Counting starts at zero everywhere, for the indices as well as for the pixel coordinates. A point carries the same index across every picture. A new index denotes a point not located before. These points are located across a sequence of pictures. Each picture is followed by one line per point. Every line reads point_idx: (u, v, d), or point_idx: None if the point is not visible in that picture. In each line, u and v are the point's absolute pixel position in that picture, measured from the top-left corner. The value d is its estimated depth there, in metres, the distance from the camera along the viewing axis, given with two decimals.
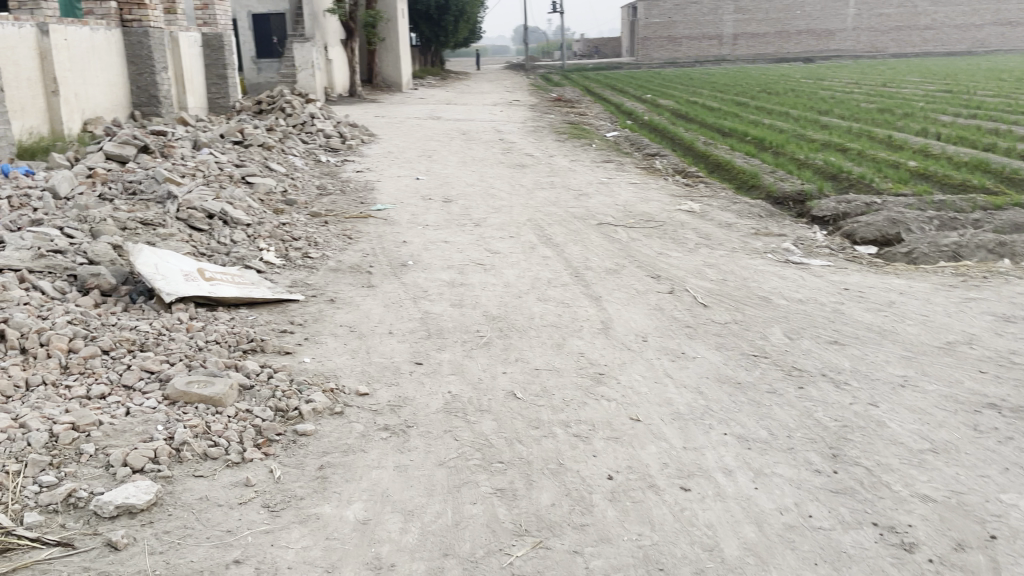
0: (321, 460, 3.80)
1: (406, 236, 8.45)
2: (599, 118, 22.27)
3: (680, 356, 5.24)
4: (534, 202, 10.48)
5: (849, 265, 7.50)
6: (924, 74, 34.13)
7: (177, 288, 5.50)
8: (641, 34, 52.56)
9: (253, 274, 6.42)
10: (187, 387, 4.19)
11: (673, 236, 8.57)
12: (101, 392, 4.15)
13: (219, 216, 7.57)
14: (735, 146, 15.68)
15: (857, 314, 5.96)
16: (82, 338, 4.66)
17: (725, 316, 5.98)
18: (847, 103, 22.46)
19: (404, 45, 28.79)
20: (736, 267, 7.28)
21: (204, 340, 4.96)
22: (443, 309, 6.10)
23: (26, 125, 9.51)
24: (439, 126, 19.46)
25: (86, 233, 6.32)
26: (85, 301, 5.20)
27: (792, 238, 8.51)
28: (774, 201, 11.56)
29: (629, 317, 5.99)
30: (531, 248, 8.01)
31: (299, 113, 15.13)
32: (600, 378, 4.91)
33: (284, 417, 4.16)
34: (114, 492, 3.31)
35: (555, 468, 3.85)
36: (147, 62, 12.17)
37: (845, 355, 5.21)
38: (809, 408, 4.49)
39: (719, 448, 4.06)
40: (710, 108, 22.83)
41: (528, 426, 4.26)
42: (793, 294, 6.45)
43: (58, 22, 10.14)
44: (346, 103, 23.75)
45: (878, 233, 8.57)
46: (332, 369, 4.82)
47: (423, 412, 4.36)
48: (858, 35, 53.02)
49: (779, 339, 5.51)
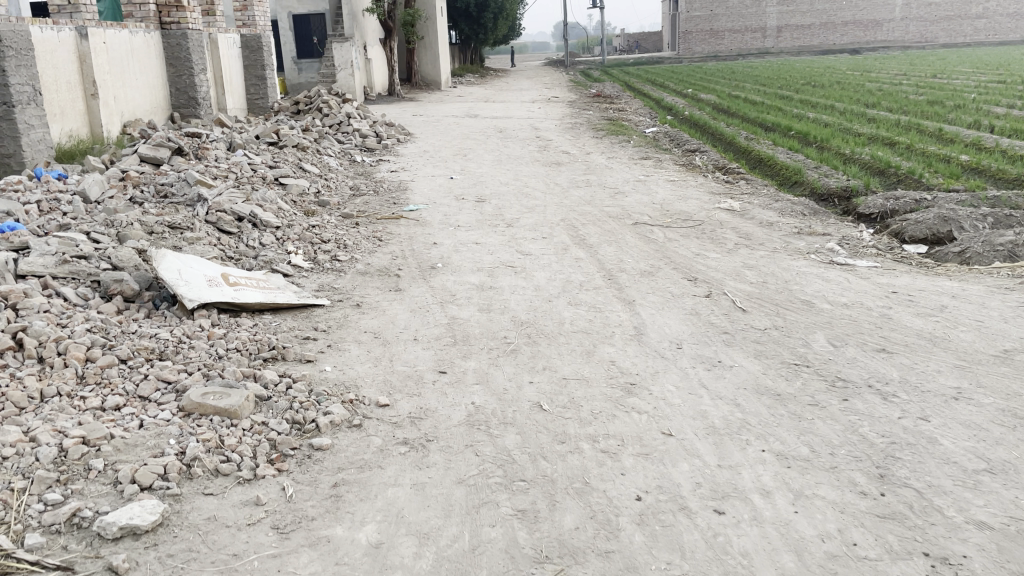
0: (336, 477, 3.65)
1: (437, 237, 8.30)
2: (638, 113, 21.95)
3: (716, 365, 4.99)
4: (569, 201, 10.25)
5: (897, 266, 7.14)
6: (976, 65, 33.00)
7: (200, 293, 5.40)
8: (683, 27, 52.53)
9: (278, 279, 6.31)
10: (202, 399, 4.07)
11: (711, 236, 8.28)
12: (116, 403, 4.05)
13: (248, 218, 7.50)
14: (778, 141, 15.27)
15: (906, 319, 5.65)
16: (101, 346, 4.57)
17: (765, 321, 5.71)
18: (896, 95, 21.76)
19: (442, 42, 28.69)
20: (777, 269, 6.98)
21: (224, 348, 4.84)
22: (470, 314, 5.92)
23: (66, 128, 9.56)
24: (476, 123, 19.32)
25: (113, 237, 6.28)
26: (108, 307, 5.12)
27: (837, 237, 8.16)
28: (818, 198, 11.21)
29: (664, 323, 5.75)
30: (564, 249, 7.79)
31: (335, 113, 15.10)
32: (631, 388, 4.69)
33: (301, 430, 4.02)
34: (119, 512, 3.21)
35: (581, 487, 3.64)
36: (185, 64, 12.22)
37: (893, 365, 4.90)
38: (854, 423, 4.22)
39: (757, 466, 3.82)
40: (753, 101, 22.36)
41: (554, 440, 4.06)
42: (837, 298, 6.14)
43: (97, 25, 10.21)
44: (384, 102, 23.73)
45: (928, 232, 8.24)
46: (353, 379, 4.67)
47: (444, 425, 4.18)
48: (907, 24, 51.63)
49: (822, 347, 5.22)
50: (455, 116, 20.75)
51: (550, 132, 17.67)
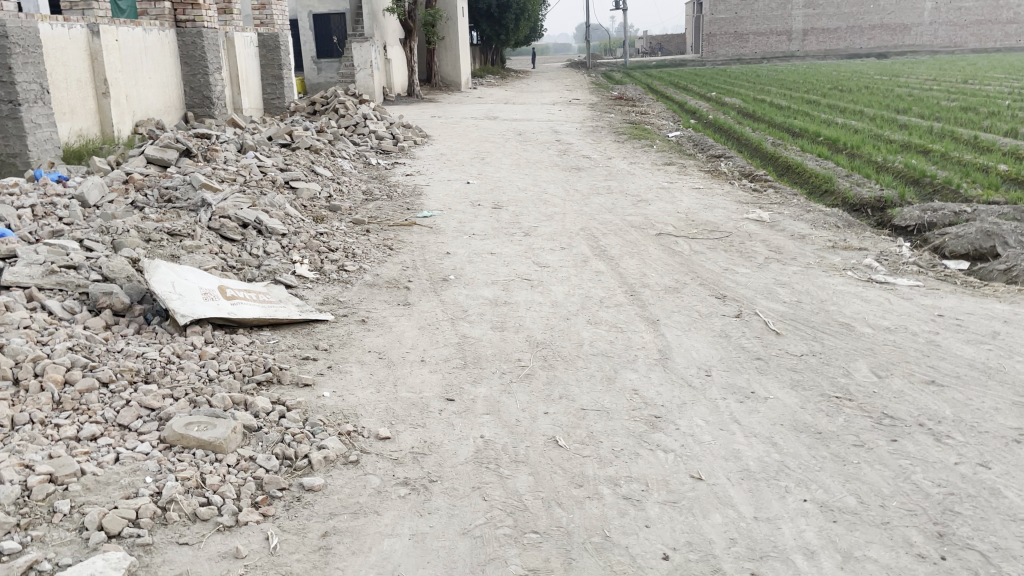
0: (327, 524, 3.28)
1: (451, 246, 7.92)
2: (661, 117, 21.42)
3: (749, 397, 4.56)
4: (589, 209, 9.84)
5: (941, 285, 6.68)
6: (1007, 70, 32.08)
7: (194, 308, 5.05)
8: (706, 30, 51.80)
9: (280, 291, 5.95)
10: (185, 429, 3.71)
11: (740, 249, 7.84)
12: (91, 433, 3.70)
13: (253, 225, 7.16)
14: (806, 147, 14.76)
15: (956, 346, 5.20)
16: (81, 368, 4.22)
17: (802, 347, 5.27)
18: (926, 101, 21.16)
19: (463, 43, 28.37)
20: (812, 287, 6.55)
21: (215, 369, 4.48)
22: (482, 333, 5.54)
23: (76, 128, 9.28)
24: (495, 125, 18.93)
25: (108, 245, 5.95)
26: (94, 322, 4.79)
27: (874, 252, 7.69)
28: (850, 208, 10.71)
29: (691, 347, 5.32)
30: (583, 261, 7.39)
31: (352, 114, 14.79)
32: (655, 422, 4.28)
33: (291, 467, 3.65)
34: (79, 568, 2.86)
35: (600, 542, 3.25)
36: (200, 63, 11.94)
37: (945, 400, 4.46)
38: (905, 468, 3.79)
39: (798, 519, 3.40)
40: (778, 106, 21.82)
41: (571, 483, 3.66)
42: (878, 321, 5.71)
43: (110, 22, 9.96)
44: (402, 103, 23.40)
45: (970, 247, 7.76)
46: (352, 407, 4.29)
47: (450, 463, 3.80)
48: (936, 29, 50.72)
49: (864, 377, 4.79)
50: (474, 118, 20.39)
51: (571, 136, 17.25)
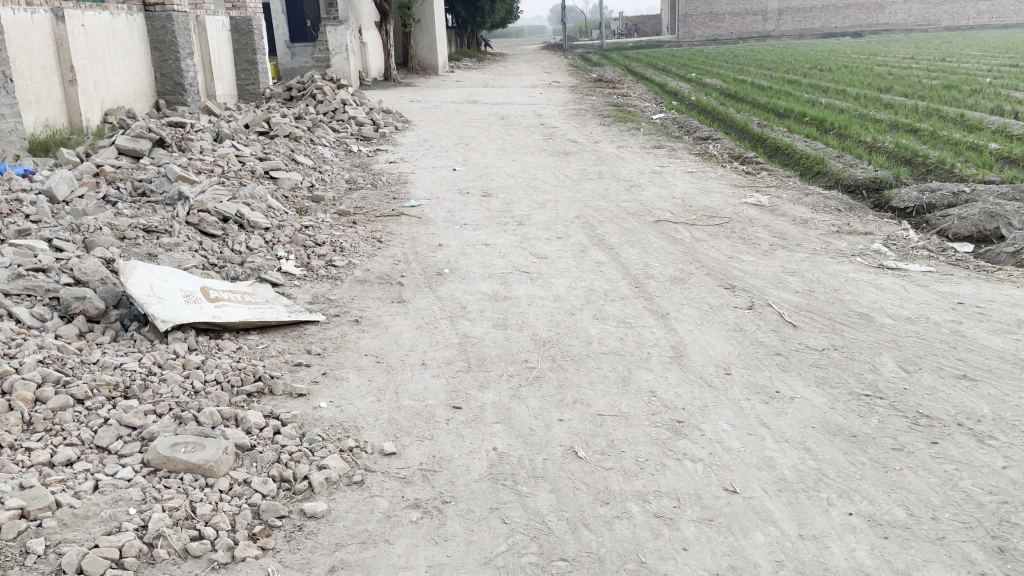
0: (333, 558, 2.97)
1: (442, 238, 7.57)
2: (643, 99, 21.10)
3: (775, 398, 4.29)
4: (582, 195, 9.53)
5: (953, 270, 6.44)
6: (984, 48, 32.04)
7: (175, 313, 4.68)
8: (682, 11, 51.46)
9: (266, 291, 5.59)
10: (171, 452, 3.38)
11: (742, 236, 7.57)
12: (66, 458, 3.35)
13: (234, 219, 6.76)
14: (794, 128, 14.51)
15: (983, 337, 4.95)
16: (54, 384, 3.84)
17: (822, 340, 5.01)
18: (908, 79, 20.98)
19: (440, 26, 27.83)
20: (823, 275, 6.30)
21: (202, 381, 4.13)
22: (484, 332, 5.21)
23: (42, 118, 8.80)
24: (477, 110, 18.53)
25: (79, 245, 5.55)
26: (67, 331, 4.42)
27: (881, 236, 7.44)
28: (845, 190, 10.48)
29: (705, 342, 5.04)
30: (582, 251, 7.09)
31: (331, 99, 14.34)
32: (679, 428, 3.99)
33: (290, 492, 3.33)
34: None
35: (635, 569, 2.97)
36: (171, 48, 11.43)
37: (981, 397, 4.21)
38: (951, 474, 3.53)
39: (847, 537, 3.14)
40: (760, 86, 21.60)
41: (596, 501, 3.37)
42: (897, 311, 5.45)
43: (74, 7, 9.45)
44: (380, 87, 22.88)
45: (974, 229, 7.53)
46: (352, 419, 3.96)
47: (463, 481, 3.49)
48: (909, 7, 50.74)
49: (892, 373, 4.53)
50: (454, 102, 19.97)
51: (555, 119, 16.90)
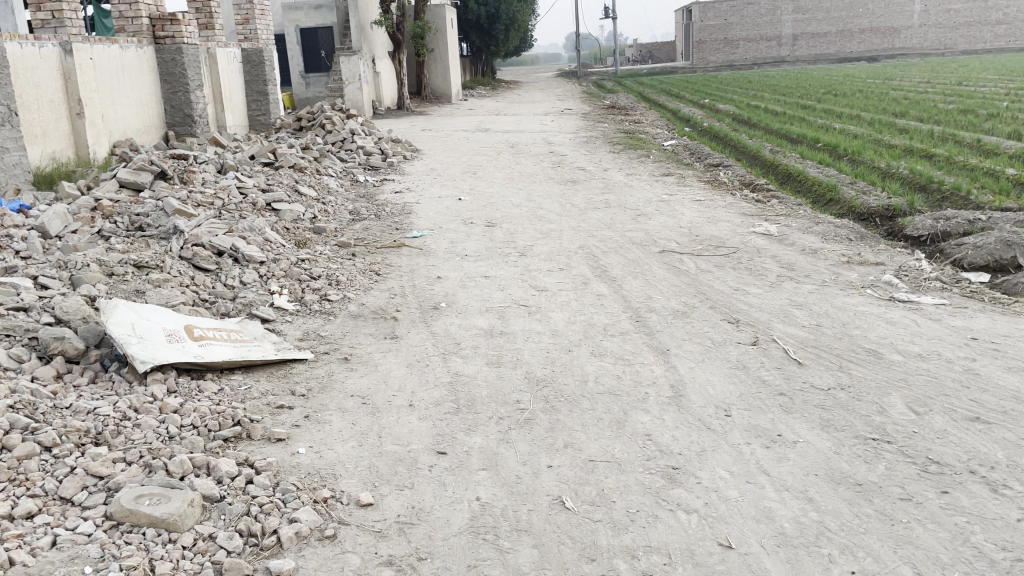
0: None
1: (441, 270, 7.43)
2: (655, 125, 20.98)
3: (777, 442, 4.07)
4: (587, 224, 9.39)
5: (967, 303, 6.20)
6: (1001, 72, 31.68)
7: (156, 353, 4.55)
8: (696, 37, 51.61)
9: (255, 328, 5.46)
10: (135, 504, 3.22)
11: (750, 267, 7.37)
12: (26, 510, 3.19)
13: (229, 253, 6.66)
14: (806, 154, 14.31)
15: (998, 376, 4.72)
16: (22, 431, 3.69)
17: (828, 379, 4.79)
18: (924, 104, 20.73)
19: (453, 55, 27.96)
20: (831, 308, 6.09)
21: (177, 426, 3.99)
22: (476, 371, 5.04)
23: (48, 151, 8.78)
24: (488, 138, 18.50)
25: (66, 282, 5.46)
26: (44, 373, 4.29)
27: (892, 267, 7.22)
28: (858, 217, 10.26)
29: (706, 382, 4.83)
30: (583, 284, 6.92)
31: (339, 129, 14.33)
32: (674, 475, 3.79)
33: (256, 548, 3.18)
34: None
35: None
36: (180, 80, 11.45)
37: (996, 442, 3.97)
38: (963, 528, 3.31)
39: None
40: (774, 112, 21.44)
41: (581, 558, 3.17)
42: (907, 347, 5.23)
43: (84, 40, 9.45)
44: (393, 116, 22.96)
45: (990, 258, 7.28)
46: (331, 466, 3.80)
47: (441, 535, 3.30)
48: (925, 32, 50.49)
49: (902, 415, 4.30)
50: (466, 130, 19.96)
51: (565, 147, 16.82)
